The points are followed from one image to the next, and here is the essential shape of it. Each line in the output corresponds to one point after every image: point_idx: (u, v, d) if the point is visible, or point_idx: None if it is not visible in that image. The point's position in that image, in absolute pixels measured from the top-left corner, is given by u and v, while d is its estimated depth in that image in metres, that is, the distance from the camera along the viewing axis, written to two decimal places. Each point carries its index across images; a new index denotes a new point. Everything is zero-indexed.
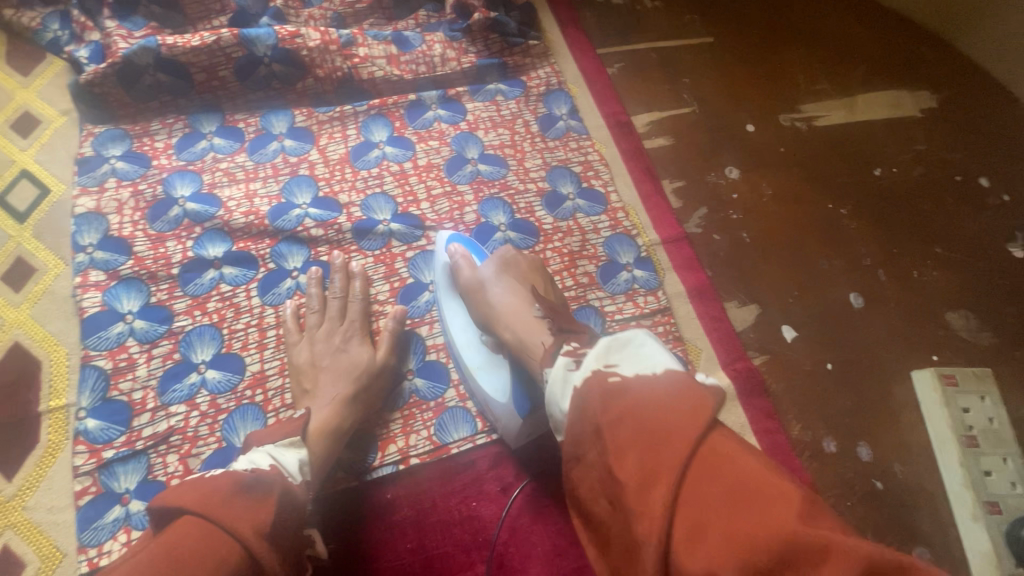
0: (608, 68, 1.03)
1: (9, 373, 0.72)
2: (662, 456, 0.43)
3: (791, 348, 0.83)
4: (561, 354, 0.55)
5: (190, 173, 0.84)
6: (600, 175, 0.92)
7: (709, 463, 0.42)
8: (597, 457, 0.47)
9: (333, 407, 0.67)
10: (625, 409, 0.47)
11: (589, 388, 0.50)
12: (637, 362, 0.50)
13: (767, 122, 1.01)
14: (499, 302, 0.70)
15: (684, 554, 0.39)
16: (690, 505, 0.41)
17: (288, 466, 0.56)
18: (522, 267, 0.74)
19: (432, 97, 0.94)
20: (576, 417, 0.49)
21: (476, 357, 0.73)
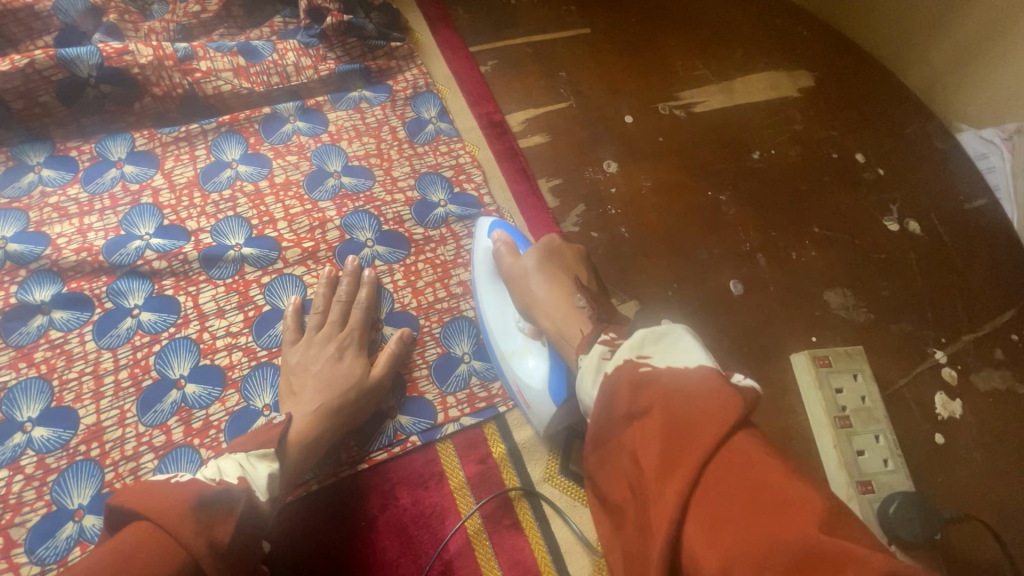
0: (480, 66, 0.99)
1: None
2: (685, 447, 0.40)
3: None
4: (598, 342, 0.54)
5: (15, 211, 0.77)
6: (473, 178, 0.88)
7: (733, 461, 0.39)
8: (621, 442, 0.45)
9: (316, 415, 0.64)
10: (655, 399, 0.44)
11: (620, 375, 0.47)
12: (673, 355, 0.46)
13: (645, 111, 0.99)
14: (540, 291, 0.67)
15: (698, 543, 0.37)
16: (710, 497, 0.38)
17: (256, 481, 0.54)
18: (567, 259, 0.70)
19: (290, 109, 0.89)
20: (605, 402, 0.47)
21: (512, 344, 0.71)
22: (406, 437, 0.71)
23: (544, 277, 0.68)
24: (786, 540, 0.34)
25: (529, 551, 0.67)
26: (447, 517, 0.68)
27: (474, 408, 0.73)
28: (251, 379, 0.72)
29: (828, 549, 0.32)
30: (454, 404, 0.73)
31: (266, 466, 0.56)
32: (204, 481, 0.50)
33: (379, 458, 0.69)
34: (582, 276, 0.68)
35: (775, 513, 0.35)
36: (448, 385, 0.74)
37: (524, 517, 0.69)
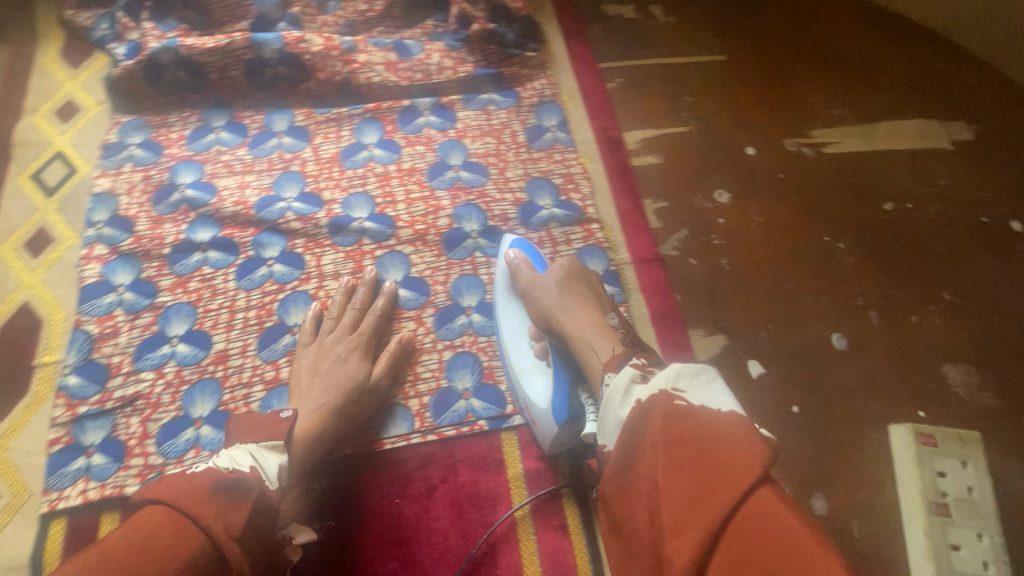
0: (606, 83, 1.02)
1: (17, 329, 0.80)
2: (718, 494, 0.41)
3: (755, 386, 0.78)
4: (628, 365, 0.54)
5: (195, 163, 0.92)
6: (580, 189, 0.91)
7: (765, 516, 0.39)
8: (640, 470, 0.46)
9: (319, 414, 0.68)
10: (684, 436, 0.45)
11: (653, 404, 0.48)
12: (708, 394, 0.47)
13: (770, 145, 0.96)
14: (563, 306, 0.68)
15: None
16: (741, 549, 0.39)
17: (266, 470, 0.56)
18: (588, 280, 0.72)
19: (426, 104, 0.97)
20: (637, 427, 0.48)
21: (522, 360, 0.73)
22: (475, 420, 0.75)
23: (565, 291, 0.70)
24: None
25: (572, 556, 0.69)
26: (500, 503, 0.71)
27: None
28: None
29: None
30: None
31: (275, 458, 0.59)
32: (217, 468, 0.52)
33: (447, 433, 0.74)
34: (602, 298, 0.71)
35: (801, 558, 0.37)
36: None
37: (573, 522, 0.71)
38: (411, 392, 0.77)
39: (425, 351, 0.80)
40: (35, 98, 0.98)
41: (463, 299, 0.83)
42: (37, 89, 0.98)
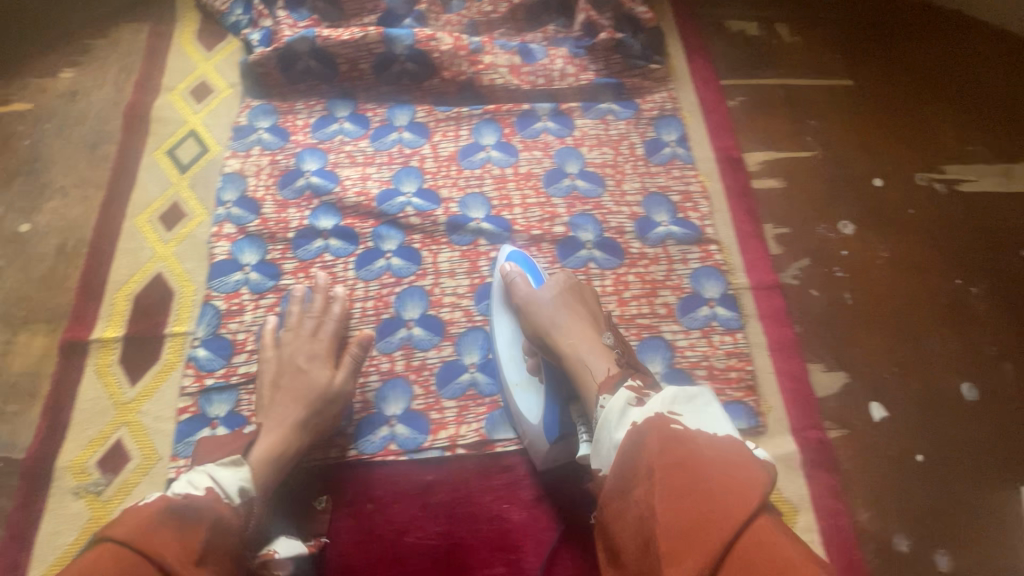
0: (727, 101, 1.00)
1: (150, 298, 0.83)
2: (713, 515, 0.46)
3: (877, 429, 0.75)
4: (624, 387, 0.59)
5: (319, 151, 0.94)
6: (699, 208, 0.89)
7: (758, 538, 0.44)
8: (636, 491, 0.50)
9: (281, 432, 0.68)
10: (683, 460, 0.50)
11: (650, 428, 0.53)
12: (701, 419, 0.53)
13: (898, 178, 0.93)
14: (561, 325, 0.70)
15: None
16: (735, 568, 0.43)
17: (225, 488, 0.59)
18: (584, 299, 0.73)
19: (545, 109, 0.97)
20: (634, 451, 0.52)
21: (515, 374, 0.74)
22: None
23: (562, 307, 0.71)
24: None
25: None
26: None
27: None
28: (465, 341, 0.80)
29: None
30: None
31: (234, 470, 0.62)
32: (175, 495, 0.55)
33: None
34: (600, 316, 0.73)
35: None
36: None
37: None
38: None
39: None
40: (172, 77, 1.02)
41: None
42: (174, 68, 1.03)
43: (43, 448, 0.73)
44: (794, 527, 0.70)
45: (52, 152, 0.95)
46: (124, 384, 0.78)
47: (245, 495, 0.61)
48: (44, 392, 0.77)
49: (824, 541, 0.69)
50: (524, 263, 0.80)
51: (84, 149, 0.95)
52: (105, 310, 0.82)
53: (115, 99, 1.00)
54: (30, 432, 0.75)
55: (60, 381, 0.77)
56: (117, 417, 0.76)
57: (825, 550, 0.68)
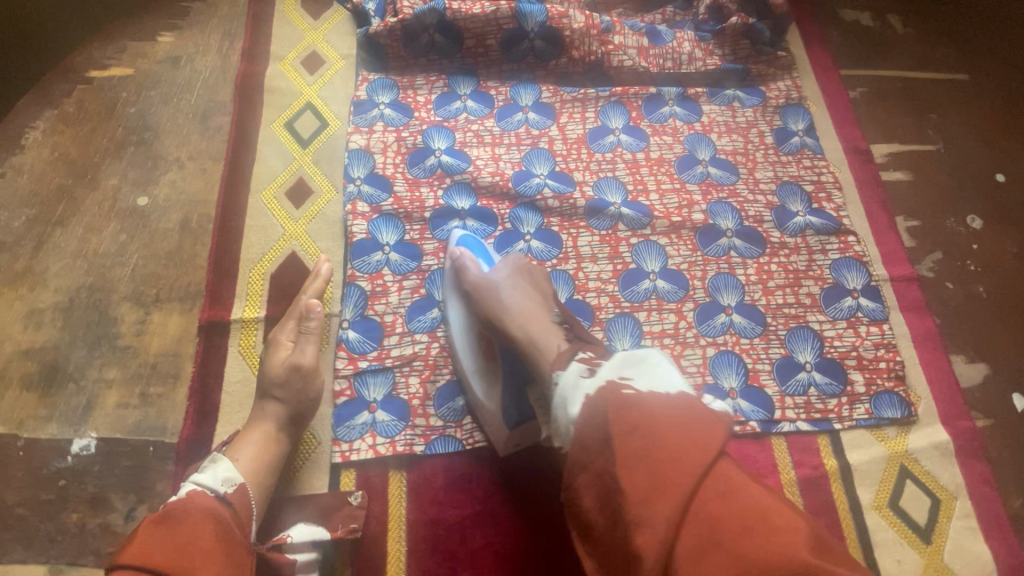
0: (848, 92, 0.99)
1: (287, 277, 0.80)
2: (674, 472, 0.45)
3: (1021, 419, 0.77)
4: (576, 360, 0.57)
5: (446, 129, 0.91)
6: (833, 198, 0.89)
7: (721, 485, 0.45)
8: (599, 462, 0.49)
9: (258, 434, 0.67)
10: (637, 421, 0.48)
11: (603, 397, 0.51)
12: (652, 378, 0.52)
13: (1020, 174, 0.94)
14: (511, 304, 0.67)
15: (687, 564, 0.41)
16: (702, 523, 0.43)
17: (206, 484, 0.60)
18: (533, 278, 0.71)
19: (672, 93, 0.95)
20: (588, 420, 0.51)
21: (470, 361, 0.73)
22: (745, 421, 0.75)
23: (511, 287, 0.69)
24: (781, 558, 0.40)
25: None
26: None
27: (810, 416, 0.76)
28: (615, 326, 0.80)
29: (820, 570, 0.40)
30: (792, 407, 0.76)
31: (212, 468, 0.62)
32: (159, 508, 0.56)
33: None
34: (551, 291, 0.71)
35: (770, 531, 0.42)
36: (788, 386, 0.77)
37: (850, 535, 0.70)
38: None
39: (688, 346, 0.79)
40: (281, 45, 0.97)
41: (722, 297, 0.82)
42: (282, 36, 0.98)
43: (196, 432, 0.71)
44: (953, 513, 0.71)
45: (162, 121, 0.90)
46: None
47: (231, 482, 0.61)
48: (188, 373, 0.74)
49: (983, 527, 0.71)
50: (475, 248, 0.78)
51: (195, 120, 0.90)
52: (242, 290, 0.79)
53: (222, 67, 0.95)
54: (180, 415, 0.72)
55: (205, 363, 0.74)
56: None
57: (985, 536, 0.70)
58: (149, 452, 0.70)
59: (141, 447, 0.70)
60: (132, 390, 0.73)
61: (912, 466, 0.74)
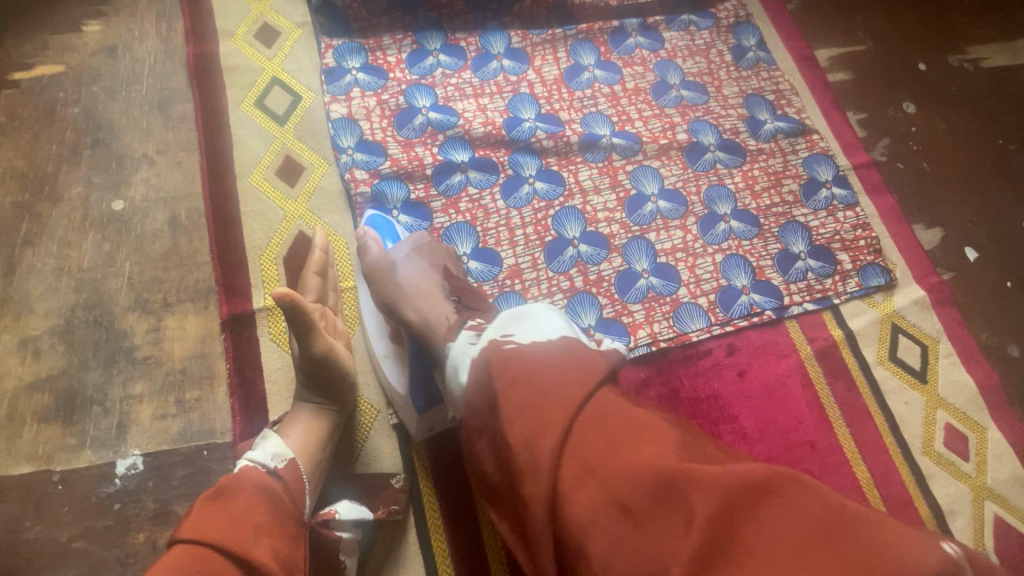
0: (786, 5, 1.07)
1: (301, 258, 0.78)
2: (549, 409, 0.46)
3: (975, 267, 0.90)
4: (465, 328, 0.58)
5: (425, 86, 0.90)
6: (793, 103, 0.98)
7: (596, 412, 0.46)
8: (491, 422, 0.49)
9: (306, 423, 0.66)
10: (518, 370, 0.49)
11: (486, 354, 0.52)
12: (531, 330, 0.53)
13: (937, 61, 1.06)
14: (409, 283, 0.68)
15: (570, 494, 0.43)
16: (579, 451, 0.44)
17: (259, 458, 0.60)
18: (433, 254, 0.72)
19: (634, 25, 0.99)
20: (475, 374, 0.52)
21: (381, 344, 0.73)
22: (761, 311, 0.83)
23: (404, 267, 0.70)
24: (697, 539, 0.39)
25: (872, 423, 0.79)
26: (803, 381, 0.80)
27: (813, 296, 0.84)
28: (631, 249, 0.84)
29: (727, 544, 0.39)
30: (797, 292, 0.84)
31: (263, 444, 0.62)
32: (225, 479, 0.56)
33: (741, 324, 0.82)
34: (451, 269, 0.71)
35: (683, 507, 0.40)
36: (790, 275, 0.85)
37: (863, 388, 0.80)
38: (697, 292, 0.83)
39: (698, 256, 0.85)
40: (226, 21, 0.90)
41: (718, 207, 0.89)
42: (225, 11, 0.91)
43: (249, 426, 0.69)
44: (938, 354, 0.83)
45: (115, 118, 0.82)
46: None
47: (282, 457, 0.61)
48: (223, 371, 0.71)
49: (963, 360, 0.84)
50: (384, 229, 0.77)
51: (153, 111, 0.83)
52: (257, 278, 0.76)
53: (167, 51, 0.87)
54: (227, 414, 0.70)
55: (238, 357, 0.72)
56: None
57: (965, 367, 0.83)
58: (204, 456, 0.68)
59: (194, 453, 0.68)
60: (166, 399, 0.70)
61: (901, 322, 0.85)
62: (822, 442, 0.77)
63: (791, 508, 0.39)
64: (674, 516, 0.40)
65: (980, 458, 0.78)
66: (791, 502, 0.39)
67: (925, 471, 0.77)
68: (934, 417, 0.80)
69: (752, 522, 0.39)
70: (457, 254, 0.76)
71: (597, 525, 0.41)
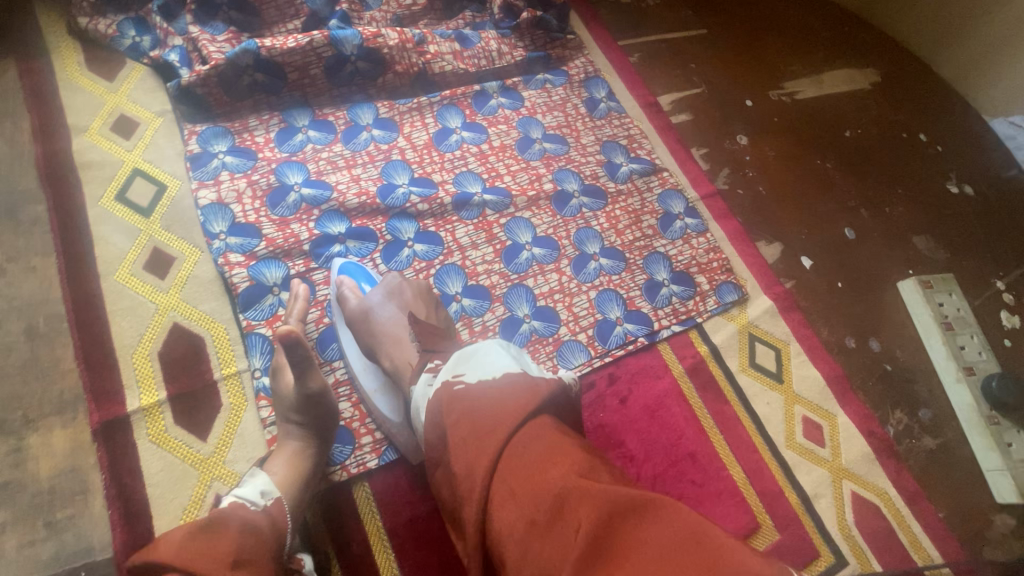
0: (628, 58, 1.20)
1: (177, 351, 0.76)
2: (487, 440, 0.52)
3: (811, 273, 1.04)
4: (424, 370, 0.65)
5: (296, 163, 0.92)
6: (643, 146, 1.09)
7: (523, 442, 0.52)
8: (443, 456, 0.56)
9: (294, 452, 0.68)
10: (463, 410, 0.56)
11: (440, 397, 0.59)
12: (479, 368, 0.59)
13: (760, 97, 1.23)
14: (381, 330, 0.74)
15: (493, 510, 0.49)
16: (504, 479, 0.50)
17: (247, 495, 0.61)
18: (406, 294, 0.77)
19: (494, 87, 1.07)
20: (433, 420, 0.59)
21: (370, 380, 0.78)
22: (635, 339, 0.90)
23: (376, 318, 0.75)
24: (556, 484, 0.48)
25: (741, 426, 0.88)
26: (678, 398, 0.88)
27: (678, 318, 0.93)
28: (512, 297, 0.90)
29: (579, 490, 0.47)
30: (664, 316, 0.93)
31: (252, 483, 0.64)
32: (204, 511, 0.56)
33: (618, 353, 0.89)
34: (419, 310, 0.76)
35: (551, 462, 0.49)
36: (657, 301, 0.94)
37: (729, 395, 0.90)
38: (576, 329, 0.89)
39: (574, 295, 0.92)
40: (78, 116, 0.89)
41: (588, 247, 0.96)
42: (76, 107, 0.90)
43: (132, 536, 0.66)
44: (790, 355, 0.95)
45: None
46: (194, 442, 0.72)
47: (269, 496, 0.62)
48: (98, 483, 0.68)
49: (810, 357, 0.95)
50: (358, 273, 0.83)
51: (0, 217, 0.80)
52: (130, 379, 0.73)
53: (13, 152, 0.84)
54: (105, 527, 0.66)
55: (113, 466, 0.69)
56: (204, 475, 0.70)
57: (812, 363, 0.95)
58: None
59: None
60: (33, 523, 0.65)
61: (756, 331, 0.96)
62: (700, 453, 0.85)
63: (667, 528, 0.44)
64: (566, 531, 0.45)
65: (833, 443, 0.89)
66: (668, 521, 0.44)
67: (790, 462, 0.86)
68: (792, 412, 0.90)
69: (634, 535, 0.44)
70: (430, 289, 0.80)
71: (510, 537, 0.47)
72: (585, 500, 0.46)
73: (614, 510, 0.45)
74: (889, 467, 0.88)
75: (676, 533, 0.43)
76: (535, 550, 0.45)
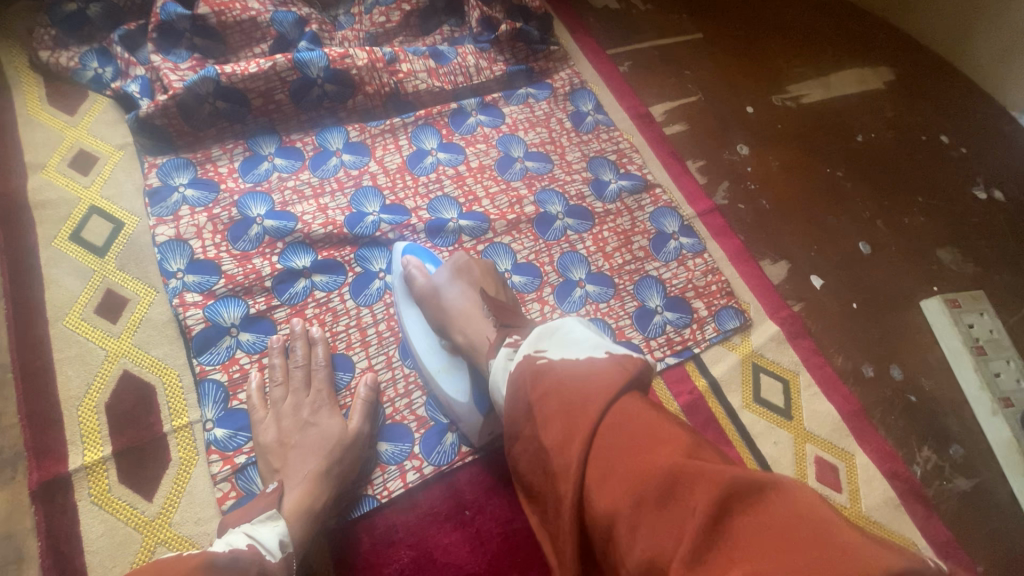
0: (618, 67, 1.13)
1: (126, 401, 0.72)
2: (579, 415, 0.46)
3: (822, 293, 0.95)
4: (504, 345, 0.59)
5: (260, 194, 0.87)
6: (634, 160, 1.02)
7: (619, 416, 0.46)
8: (525, 431, 0.51)
9: (307, 483, 0.64)
10: (553, 385, 0.50)
11: (521, 370, 0.53)
12: (565, 346, 0.53)
13: (761, 103, 1.14)
14: (452, 304, 0.72)
15: (594, 487, 0.44)
16: (602, 456, 0.45)
17: (265, 543, 0.57)
18: (474, 272, 0.76)
19: (472, 104, 1.01)
20: (513, 397, 0.53)
21: (435, 360, 0.75)
22: None
23: (446, 293, 0.73)
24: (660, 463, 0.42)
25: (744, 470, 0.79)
26: None
27: (674, 349, 0.86)
28: None
29: (688, 469, 0.41)
30: (657, 347, 0.85)
31: (271, 526, 0.59)
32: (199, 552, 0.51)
33: None
34: (487, 288, 0.74)
35: (653, 440, 0.44)
36: (649, 331, 0.86)
37: (732, 435, 0.81)
38: None
39: None
40: (36, 153, 0.86)
41: (573, 273, 0.89)
42: (34, 143, 0.87)
43: None
44: (800, 386, 0.86)
45: None
46: (139, 502, 0.67)
47: (285, 548, 0.59)
48: (34, 550, 0.63)
49: (822, 389, 0.86)
50: (421, 253, 0.82)
51: None
52: (74, 434, 0.69)
53: None
54: None
55: (51, 531, 0.64)
56: (148, 539, 0.65)
57: (825, 396, 0.85)
58: None
59: None
60: None
61: (761, 361, 0.87)
62: None
63: (792, 511, 0.38)
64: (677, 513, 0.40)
65: (851, 487, 0.79)
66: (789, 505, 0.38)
67: None
68: (803, 452, 0.81)
69: (752, 520, 0.38)
70: (496, 270, 0.79)
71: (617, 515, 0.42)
72: (696, 479, 0.40)
73: (729, 492, 0.39)
74: (918, 514, 0.78)
75: (800, 525, 0.37)
76: (647, 530, 0.40)
